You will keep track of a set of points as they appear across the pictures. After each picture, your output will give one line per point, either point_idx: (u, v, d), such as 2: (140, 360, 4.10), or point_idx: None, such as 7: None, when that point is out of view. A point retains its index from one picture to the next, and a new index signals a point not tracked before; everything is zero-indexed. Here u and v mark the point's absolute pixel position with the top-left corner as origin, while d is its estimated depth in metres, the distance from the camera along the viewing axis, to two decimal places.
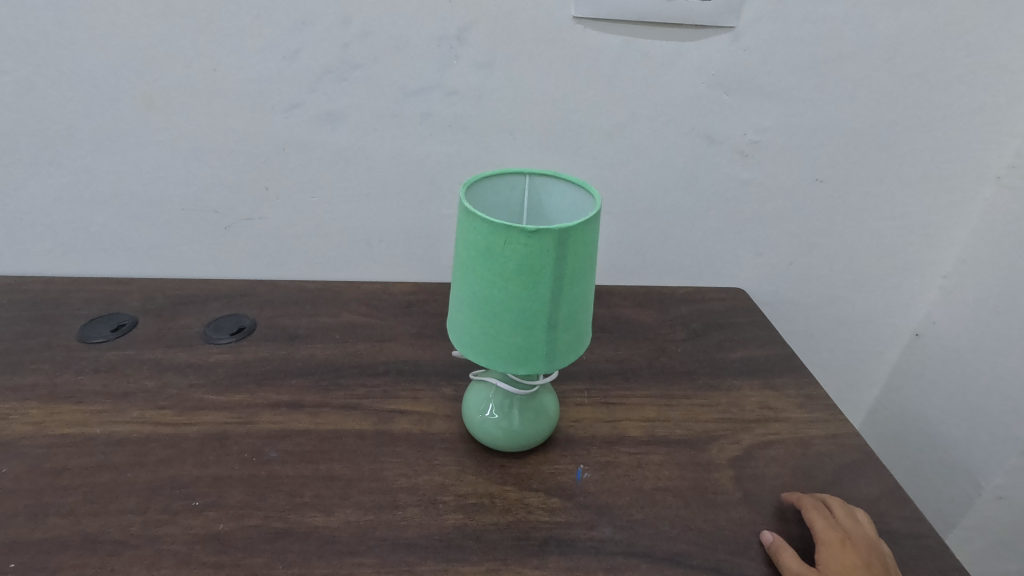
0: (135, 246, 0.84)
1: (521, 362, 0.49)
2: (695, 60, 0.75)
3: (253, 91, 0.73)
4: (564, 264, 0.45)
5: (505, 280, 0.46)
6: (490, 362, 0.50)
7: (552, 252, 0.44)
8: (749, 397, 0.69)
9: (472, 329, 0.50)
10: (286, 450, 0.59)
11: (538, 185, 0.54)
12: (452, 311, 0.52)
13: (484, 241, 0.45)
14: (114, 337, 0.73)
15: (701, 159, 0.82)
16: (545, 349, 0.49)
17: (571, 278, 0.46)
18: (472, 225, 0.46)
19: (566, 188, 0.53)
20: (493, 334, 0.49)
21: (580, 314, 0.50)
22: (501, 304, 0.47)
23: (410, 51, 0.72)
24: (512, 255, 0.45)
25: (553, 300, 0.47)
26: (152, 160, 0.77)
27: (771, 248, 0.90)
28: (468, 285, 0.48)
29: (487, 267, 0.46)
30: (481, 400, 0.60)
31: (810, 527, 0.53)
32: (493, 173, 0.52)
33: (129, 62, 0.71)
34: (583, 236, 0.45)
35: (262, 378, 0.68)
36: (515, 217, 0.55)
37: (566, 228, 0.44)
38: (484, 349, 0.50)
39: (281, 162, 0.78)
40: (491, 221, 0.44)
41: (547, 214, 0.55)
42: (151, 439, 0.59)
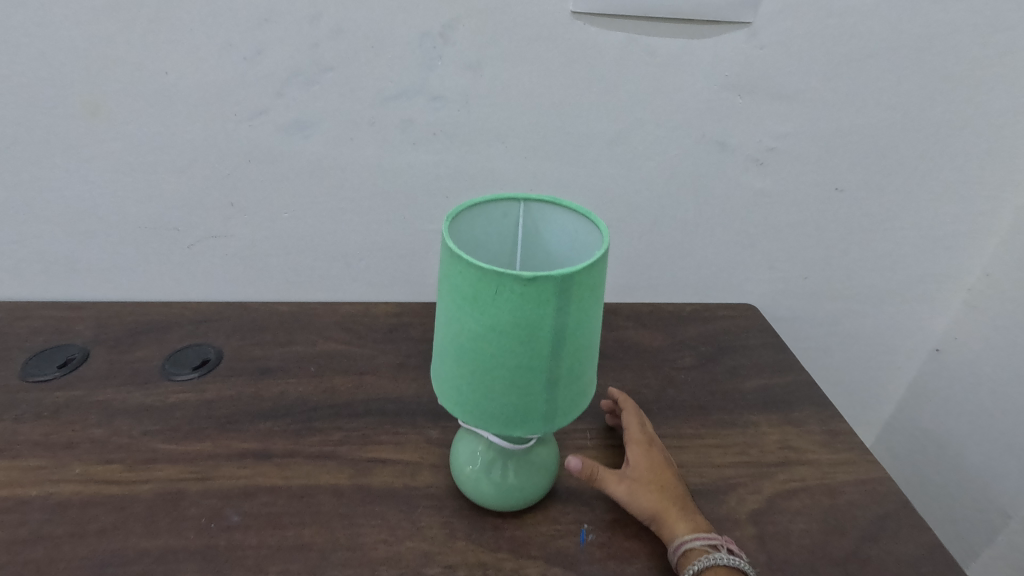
0: (88, 267, 0.75)
1: (516, 424, 0.42)
2: (707, 59, 0.67)
3: (212, 96, 0.65)
4: (566, 314, 0.38)
5: (497, 333, 0.39)
6: (481, 423, 0.43)
7: (552, 303, 0.37)
8: (768, 435, 0.63)
9: (459, 386, 0.42)
10: (251, 513, 0.52)
11: (535, 212, 0.46)
12: (436, 360, 0.45)
13: (472, 288, 0.38)
14: (60, 373, 0.65)
15: (713, 167, 0.74)
16: (544, 409, 0.42)
17: (575, 330, 0.39)
18: (457, 268, 0.38)
19: (567, 217, 0.45)
20: (483, 393, 0.42)
21: (584, 367, 0.43)
22: (492, 360, 0.40)
23: (389, 51, 0.64)
24: (505, 306, 0.37)
25: (553, 354, 0.40)
26: (101, 174, 0.69)
27: (785, 261, 0.83)
28: (454, 336, 0.41)
29: (475, 317, 0.39)
30: (471, 454, 0.53)
31: (626, 423, 0.56)
32: (482, 199, 0.45)
33: (68, 64, 0.62)
34: (588, 281, 0.38)
35: (227, 422, 0.61)
36: (509, 248, 0.48)
37: (569, 274, 0.37)
38: (474, 409, 0.43)
39: (248, 174, 0.70)
40: (481, 266, 0.37)
41: (545, 244, 0.47)
42: (95, 502, 0.52)
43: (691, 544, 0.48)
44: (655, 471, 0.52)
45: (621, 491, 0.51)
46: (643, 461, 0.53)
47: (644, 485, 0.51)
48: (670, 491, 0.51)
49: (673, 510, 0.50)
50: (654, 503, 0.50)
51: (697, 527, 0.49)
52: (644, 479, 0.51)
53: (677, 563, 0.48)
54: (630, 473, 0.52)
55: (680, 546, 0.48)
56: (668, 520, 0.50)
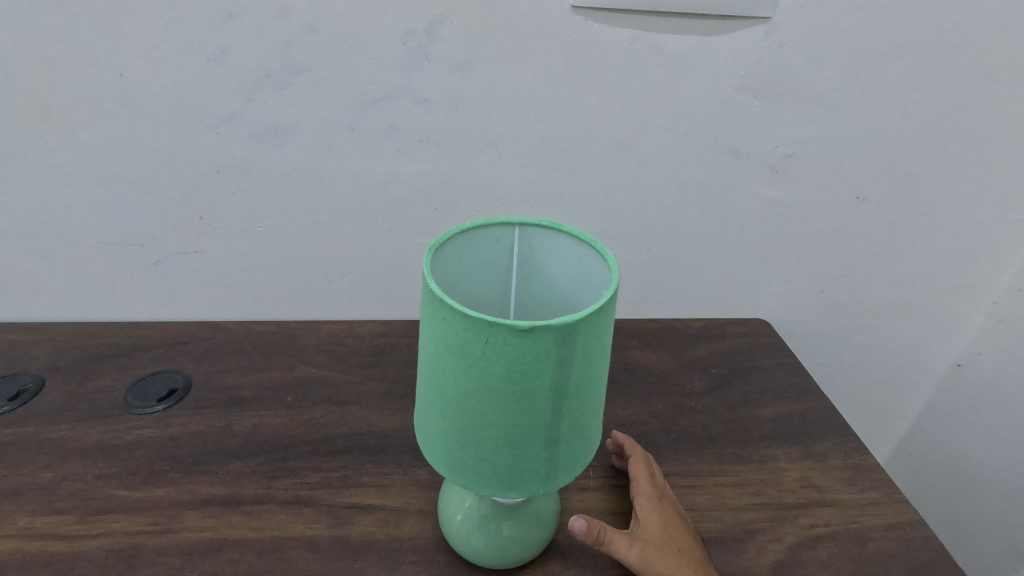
0: (46, 285, 0.69)
1: (511, 487, 0.37)
2: (720, 58, 0.61)
3: (173, 100, 0.59)
4: (569, 366, 0.33)
5: (488, 388, 0.34)
6: (471, 485, 0.38)
7: (552, 354, 0.32)
8: (787, 471, 0.57)
9: (445, 443, 0.37)
10: (214, 572, 0.46)
11: (532, 238, 0.40)
12: (420, 411, 0.40)
13: (459, 337, 0.33)
14: (11, 407, 0.59)
15: (725, 175, 0.68)
16: (543, 469, 0.37)
17: (578, 382, 0.34)
18: (441, 313, 0.33)
19: (568, 245, 0.40)
20: (472, 452, 0.36)
21: (589, 420, 0.37)
22: (483, 417, 0.35)
23: (370, 51, 0.57)
24: (497, 358, 0.32)
25: (554, 411, 0.34)
26: (55, 187, 0.63)
27: (801, 274, 0.78)
28: (438, 388, 0.36)
29: (463, 370, 0.34)
30: (461, 504, 0.47)
31: (634, 475, 0.51)
32: (472, 227, 0.39)
33: (11, 66, 0.56)
34: (593, 327, 0.33)
35: (192, 463, 0.55)
36: (502, 278, 0.42)
37: (571, 322, 0.32)
38: (462, 469, 0.37)
39: (217, 186, 0.64)
40: (468, 314, 0.32)
41: (543, 274, 0.42)
42: (39, 563, 0.46)
43: None
44: (674, 535, 0.47)
45: (640, 560, 0.45)
46: (661, 524, 0.48)
47: (660, 549, 0.46)
48: (692, 558, 0.46)
49: None
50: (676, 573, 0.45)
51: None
52: (664, 545, 0.46)
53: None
54: (647, 538, 0.46)
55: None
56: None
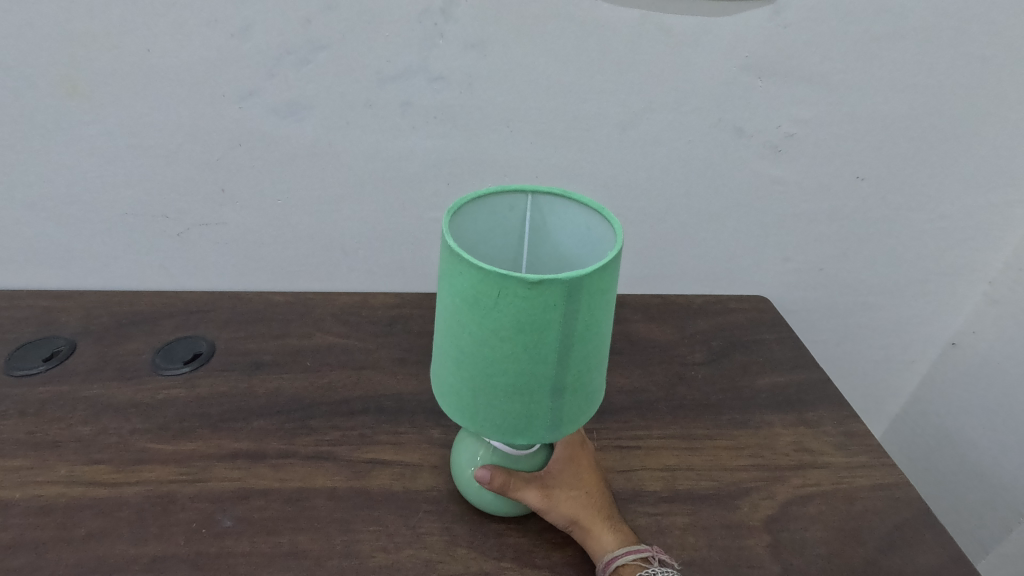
0: (74, 255, 0.72)
1: (520, 433, 0.40)
2: (727, 38, 0.63)
3: (198, 75, 0.61)
4: (575, 320, 0.36)
5: (500, 339, 0.37)
6: (483, 431, 0.41)
7: (559, 307, 0.35)
8: (782, 436, 0.60)
9: (459, 392, 0.40)
10: (244, 517, 0.50)
11: (543, 205, 0.43)
12: (436, 364, 0.43)
13: (473, 290, 0.36)
14: (46, 367, 0.62)
15: (729, 153, 0.70)
16: (550, 417, 0.40)
17: (583, 336, 0.37)
18: (457, 269, 0.36)
19: (577, 212, 0.42)
20: (484, 400, 0.39)
21: (593, 374, 0.40)
22: (494, 366, 0.38)
23: (388, 28, 0.59)
24: (509, 310, 0.35)
25: (560, 362, 0.38)
26: (85, 159, 0.65)
27: (801, 252, 0.80)
28: (453, 340, 0.39)
29: (476, 322, 0.37)
30: (472, 458, 0.51)
31: None
32: (485, 192, 0.42)
33: (43, 40, 0.58)
34: (598, 284, 0.36)
35: (219, 420, 0.58)
36: (514, 243, 0.45)
37: (577, 277, 0.35)
38: (475, 416, 0.41)
39: (239, 159, 0.66)
40: (482, 267, 0.35)
41: (553, 241, 0.45)
42: (82, 506, 0.50)
43: (623, 559, 0.46)
44: (583, 481, 0.51)
45: (546, 505, 0.48)
46: (572, 470, 0.51)
47: (567, 495, 0.49)
48: (597, 502, 0.50)
49: (599, 521, 0.49)
50: (581, 514, 0.48)
51: (626, 539, 0.48)
52: (570, 491, 0.49)
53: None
54: (555, 483, 0.50)
55: (611, 562, 0.46)
56: (595, 533, 0.48)
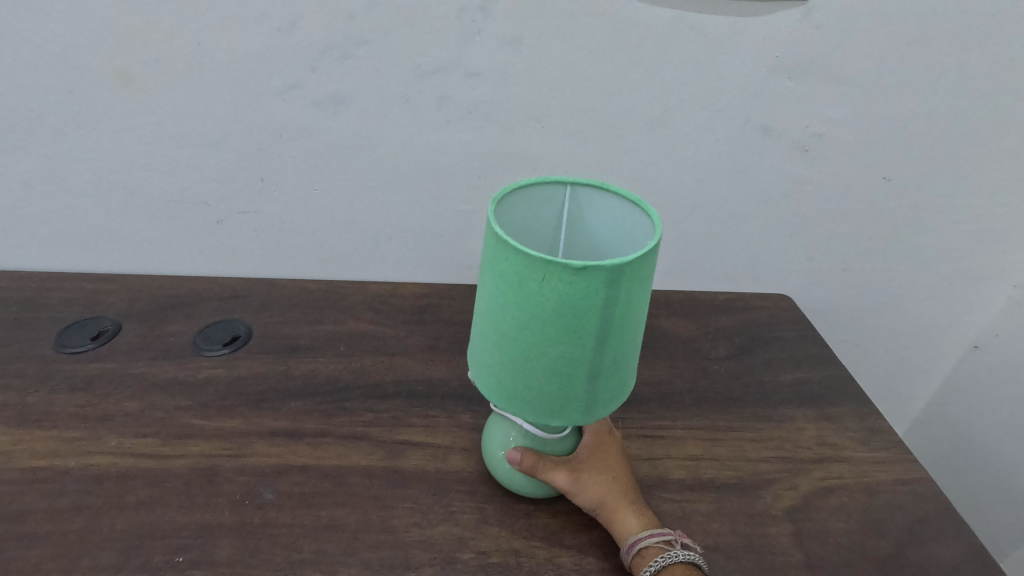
0: (118, 240, 0.75)
1: (555, 415, 0.42)
2: (758, 38, 0.64)
3: (244, 68, 0.63)
4: (614, 306, 0.38)
5: (541, 322, 0.39)
6: (520, 412, 0.43)
7: (601, 293, 0.37)
8: (804, 430, 0.62)
9: (497, 373, 0.42)
10: (284, 491, 0.52)
11: (582, 196, 0.46)
12: (475, 347, 0.45)
13: (518, 274, 0.38)
14: (93, 345, 0.65)
15: (757, 152, 0.71)
16: (585, 400, 0.42)
17: (621, 321, 0.39)
18: (503, 253, 0.38)
19: (614, 203, 0.45)
20: (523, 382, 0.41)
21: (627, 360, 0.42)
22: (535, 349, 0.39)
23: (427, 25, 0.61)
24: (552, 295, 0.37)
25: (597, 346, 0.39)
26: (133, 146, 0.68)
27: (825, 252, 0.81)
28: (495, 322, 0.41)
29: (520, 306, 0.38)
30: (504, 440, 0.53)
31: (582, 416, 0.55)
32: (527, 183, 0.44)
33: (99, 32, 0.61)
34: (638, 271, 0.38)
35: (258, 400, 0.61)
36: (551, 233, 0.48)
37: (619, 265, 0.36)
38: (512, 397, 0.42)
39: (278, 150, 0.69)
40: (528, 253, 0.36)
41: (589, 232, 0.47)
42: (132, 476, 0.52)
43: (647, 541, 0.47)
44: (611, 467, 0.52)
45: (573, 487, 0.50)
46: (600, 456, 0.52)
47: (594, 478, 0.51)
48: (624, 487, 0.51)
49: (625, 505, 0.50)
50: (607, 497, 0.50)
51: (650, 523, 0.49)
52: (597, 475, 0.51)
53: (632, 563, 0.47)
54: (583, 467, 0.51)
55: (634, 544, 0.47)
56: (622, 516, 0.49)
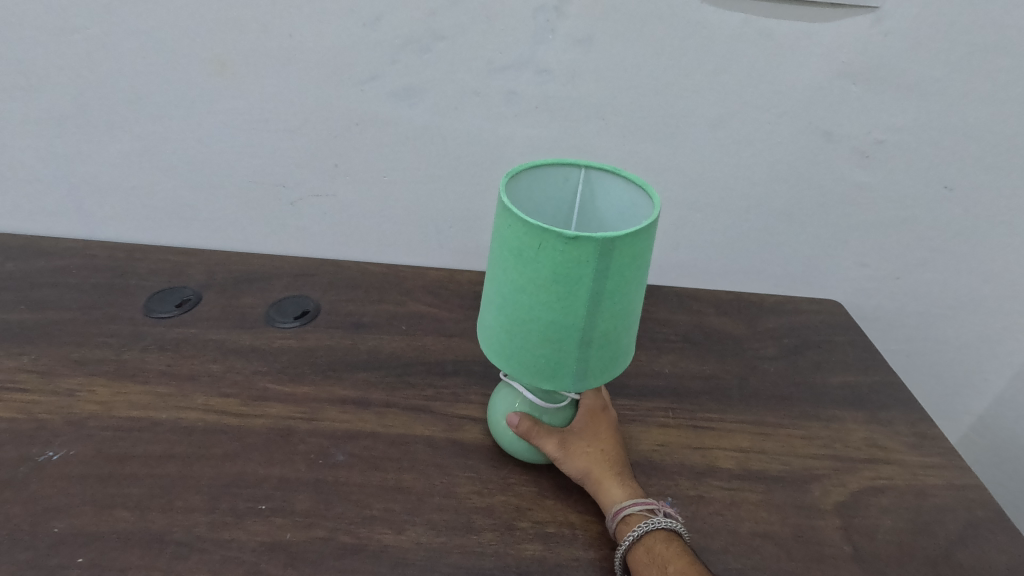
0: (199, 216, 0.80)
1: (548, 376, 0.49)
2: (826, 44, 0.65)
3: (330, 59, 0.68)
4: (603, 278, 0.44)
5: (537, 287, 0.45)
6: (516, 370, 0.50)
7: (591, 263, 0.43)
8: (853, 431, 0.62)
9: (499, 333, 0.49)
10: (354, 453, 0.55)
11: (594, 179, 0.53)
12: (483, 310, 0.52)
13: (520, 242, 0.44)
14: (178, 312, 0.70)
15: (817, 157, 0.72)
16: (575, 365, 0.48)
17: (610, 293, 0.45)
18: (508, 223, 0.45)
19: (623, 187, 0.51)
20: (521, 343, 0.48)
21: (618, 332, 0.48)
22: (531, 312, 0.46)
23: (503, 23, 0.64)
24: (547, 261, 0.43)
25: (588, 314, 0.45)
26: (221, 128, 0.73)
27: (878, 259, 0.81)
28: (499, 286, 0.48)
29: (520, 271, 0.45)
30: (508, 407, 0.56)
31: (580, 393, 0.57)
32: (543, 163, 0.51)
33: (201, 23, 0.66)
34: (628, 248, 0.43)
35: (328, 369, 0.65)
36: (564, 211, 0.55)
37: (608, 239, 0.42)
38: (511, 357, 0.49)
39: (354, 137, 0.73)
40: (528, 222, 0.43)
41: (597, 212, 0.54)
42: (217, 430, 0.57)
43: (629, 508, 0.49)
44: (601, 441, 0.54)
45: (562, 456, 0.53)
46: (592, 431, 0.55)
47: (582, 449, 0.53)
48: (611, 460, 0.53)
49: (610, 477, 0.52)
50: (593, 468, 0.53)
51: (635, 494, 0.51)
52: (586, 447, 0.54)
53: (616, 529, 0.49)
54: (574, 439, 0.54)
55: (618, 512, 0.49)
56: (606, 486, 0.52)
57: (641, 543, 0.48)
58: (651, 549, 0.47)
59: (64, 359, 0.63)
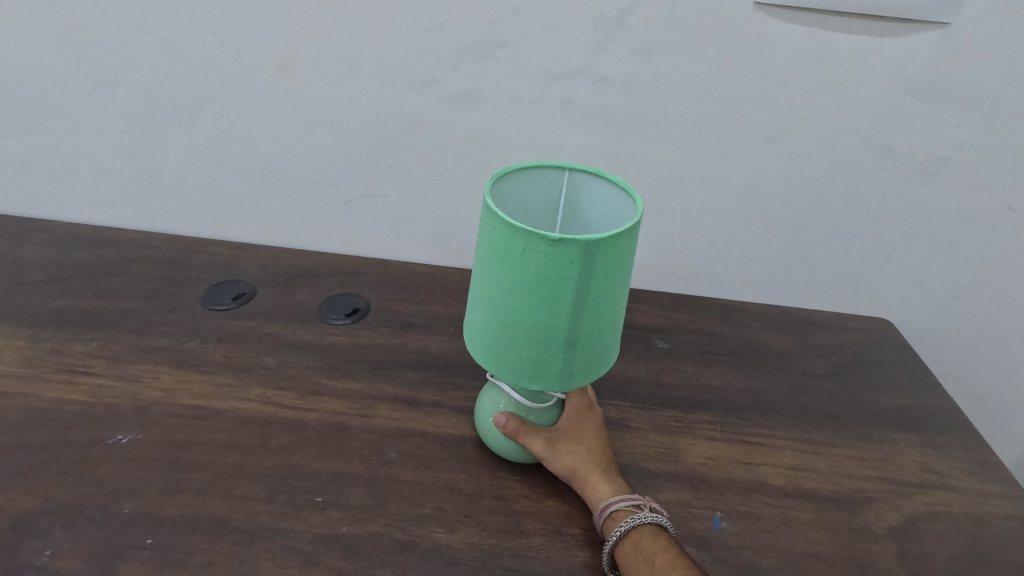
0: (255, 213, 0.83)
1: (534, 377, 0.49)
2: (891, 59, 0.64)
3: (392, 64, 0.69)
4: (587, 279, 0.45)
5: (523, 288, 0.46)
6: (503, 371, 0.50)
7: (576, 264, 0.44)
8: (907, 455, 0.61)
9: (485, 334, 0.50)
10: (406, 451, 0.57)
11: (579, 181, 0.53)
12: (470, 312, 0.52)
13: (505, 244, 0.45)
14: (234, 305, 0.73)
15: (875, 172, 0.71)
16: (561, 365, 0.48)
17: (595, 294, 0.46)
18: (494, 225, 0.46)
19: (607, 189, 0.52)
20: (507, 344, 0.49)
21: (603, 332, 0.49)
22: (517, 313, 0.47)
23: (564, 32, 0.65)
24: (533, 263, 0.44)
25: (573, 315, 0.46)
26: (281, 128, 0.75)
27: (933, 279, 0.79)
28: (485, 288, 0.48)
29: (506, 272, 0.46)
30: (494, 407, 0.56)
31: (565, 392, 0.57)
32: (527, 167, 0.52)
33: (270, 26, 0.68)
34: (611, 250, 0.44)
35: (378, 367, 0.66)
36: (549, 213, 0.56)
37: (592, 241, 0.43)
38: (498, 357, 0.50)
39: (409, 140, 0.74)
40: (512, 224, 0.44)
41: (583, 213, 0.55)
42: (274, 422, 0.58)
43: (615, 505, 0.50)
44: (588, 439, 0.55)
45: (549, 455, 0.53)
46: (579, 429, 0.55)
47: (569, 448, 0.54)
48: (597, 458, 0.54)
49: (597, 474, 0.53)
50: (580, 466, 0.53)
51: (622, 490, 0.52)
52: (572, 445, 0.54)
53: (604, 525, 0.50)
54: (560, 438, 0.54)
55: (605, 508, 0.50)
56: (593, 484, 0.52)
57: (629, 538, 0.48)
58: (639, 543, 0.48)
59: (129, 346, 0.65)
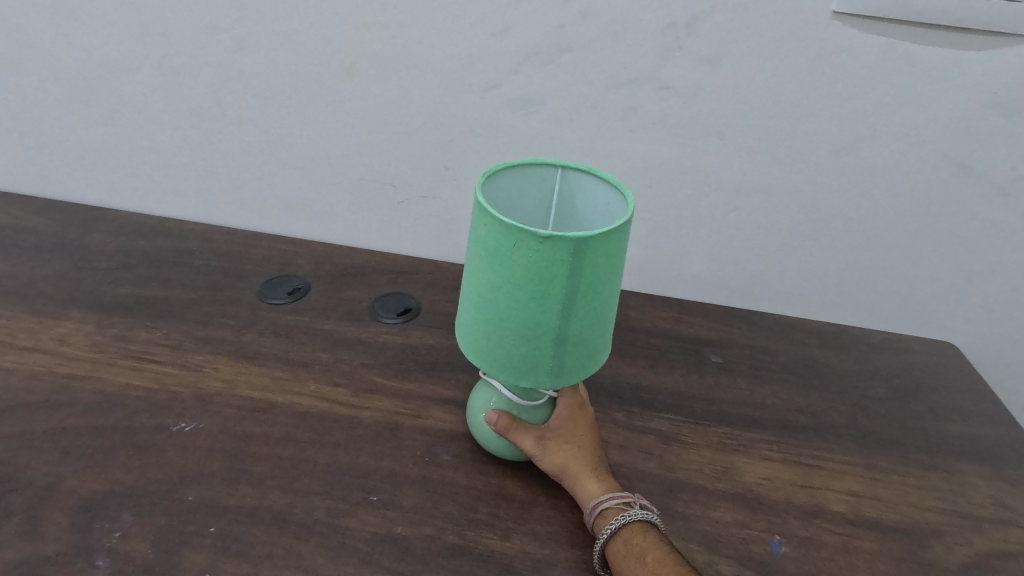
0: (310, 210, 0.84)
1: (524, 375, 0.48)
2: (975, 73, 0.62)
3: (455, 67, 0.69)
4: (577, 277, 0.44)
5: (513, 285, 0.45)
6: (492, 368, 0.49)
7: (565, 262, 0.43)
8: (978, 488, 0.58)
9: (476, 331, 0.49)
10: (458, 455, 0.57)
11: (572, 179, 0.53)
12: (460, 309, 0.52)
13: (495, 240, 0.44)
14: (290, 299, 0.74)
15: (949, 190, 0.68)
16: (551, 364, 0.48)
17: (584, 292, 0.45)
18: (483, 221, 0.45)
19: (601, 186, 0.52)
20: (497, 341, 0.48)
21: (593, 331, 0.48)
22: (507, 310, 0.46)
23: (632, 38, 0.64)
24: (522, 260, 0.44)
25: (563, 313, 0.45)
26: (341, 127, 0.76)
27: (1004, 303, 0.75)
28: (475, 283, 0.48)
29: (495, 269, 0.45)
30: (485, 404, 0.56)
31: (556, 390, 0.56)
32: (521, 163, 0.52)
33: (338, 27, 0.69)
34: (601, 249, 0.44)
35: (429, 368, 0.66)
36: (541, 210, 0.55)
37: (582, 239, 0.42)
38: (487, 355, 0.49)
39: (467, 143, 0.74)
40: (501, 220, 0.43)
41: (576, 211, 0.54)
42: (329, 418, 0.59)
43: (605, 503, 0.49)
44: (578, 436, 0.54)
45: (539, 452, 0.53)
46: (569, 426, 0.54)
47: (559, 445, 0.53)
48: (588, 456, 0.53)
49: (587, 472, 0.52)
50: (570, 463, 0.52)
51: (611, 488, 0.51)
52: (563, 443, 0.53)
53: (593, 523, 0.49)
54: (551, 436, 0.53)
55: (595, 506, 0.49)
56: (583, 482, 0.51)
57: (619, 535, 0.48)
58: (629, 540, 0.47)
59: (190, 335, 0.67)
